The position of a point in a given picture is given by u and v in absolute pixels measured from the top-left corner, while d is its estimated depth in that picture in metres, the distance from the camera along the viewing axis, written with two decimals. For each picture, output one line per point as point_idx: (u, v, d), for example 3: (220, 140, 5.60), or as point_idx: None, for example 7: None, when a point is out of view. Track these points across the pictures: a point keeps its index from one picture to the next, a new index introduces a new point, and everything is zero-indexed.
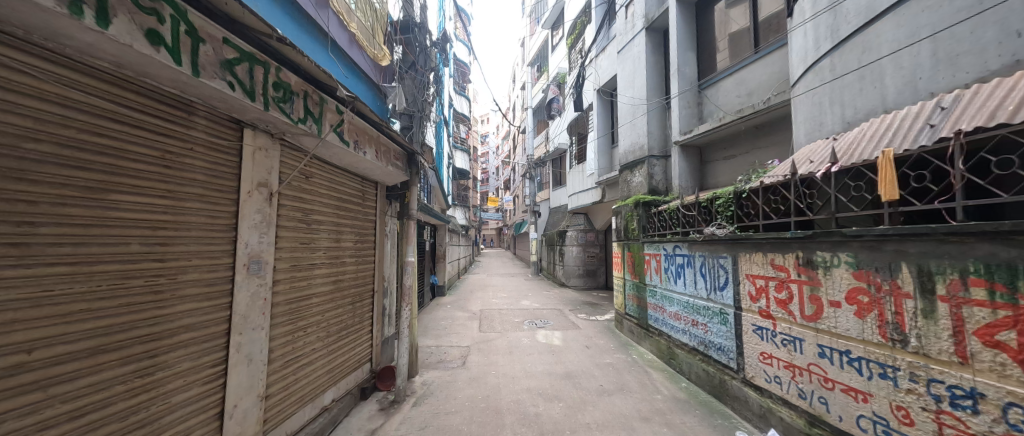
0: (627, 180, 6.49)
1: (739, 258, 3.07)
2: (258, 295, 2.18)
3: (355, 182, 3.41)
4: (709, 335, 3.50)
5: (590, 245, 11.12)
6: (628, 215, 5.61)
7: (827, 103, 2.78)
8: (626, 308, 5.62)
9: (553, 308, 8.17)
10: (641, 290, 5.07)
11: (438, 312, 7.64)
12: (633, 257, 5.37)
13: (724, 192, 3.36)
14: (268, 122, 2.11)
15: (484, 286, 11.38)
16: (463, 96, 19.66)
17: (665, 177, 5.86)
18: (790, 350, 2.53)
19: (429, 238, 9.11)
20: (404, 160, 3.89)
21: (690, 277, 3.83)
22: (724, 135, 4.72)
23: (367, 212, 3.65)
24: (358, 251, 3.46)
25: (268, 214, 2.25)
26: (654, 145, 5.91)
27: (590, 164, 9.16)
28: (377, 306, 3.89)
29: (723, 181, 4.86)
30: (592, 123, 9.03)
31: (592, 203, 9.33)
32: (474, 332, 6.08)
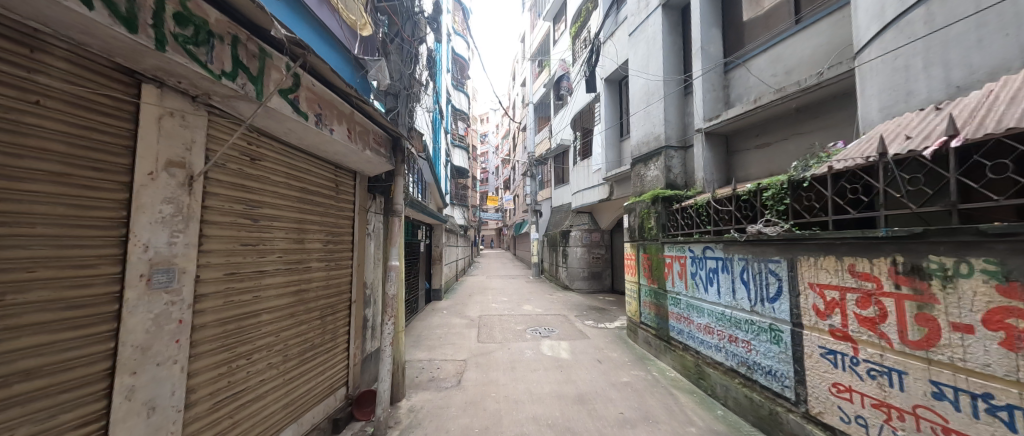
0: (640, 174, 5.86)
1: (798, 263, 2.47)
2: (168, 316, 1.57)
3: (325, 170, 2.80)
4: (753, 355, 2.89)
5: (595, 246, 10.53)
6: (644, 213, 4.99)
7: (918, 65, 2.19)
8: (642, 317, 5.01)
9: (558, 313, 7.56)
10: (661, 297, 4.46)
11: (432, 319, 7.02)
12: (651, 259, 4.77)
13: (773, 183, 2.75)
14: (179, 76, 1.50)
15: (483, 289, 10.75)
16: (461, 93, 19.06)
17: (685, 170, 5.25)
18: (882, 385, 1.93)
19: (424, 238, 8.49)
20: (387, 145, 3.28)
21: (726, 284, 3.23)
22: (758, 120, 4.11)
23: (341, 207, 3.04)
24: (329, 254, 2.85)
25: (185, 205, 1.64)
26: (672, 135, 5.30)
27: (597, 159, 8.55)
28: (356, 319, 3.28)
29: (755, 173, 4.26)
30: (599, 115, 8.42)
31: (598, 201, 8.72)
32: (471, 342, 5.47)
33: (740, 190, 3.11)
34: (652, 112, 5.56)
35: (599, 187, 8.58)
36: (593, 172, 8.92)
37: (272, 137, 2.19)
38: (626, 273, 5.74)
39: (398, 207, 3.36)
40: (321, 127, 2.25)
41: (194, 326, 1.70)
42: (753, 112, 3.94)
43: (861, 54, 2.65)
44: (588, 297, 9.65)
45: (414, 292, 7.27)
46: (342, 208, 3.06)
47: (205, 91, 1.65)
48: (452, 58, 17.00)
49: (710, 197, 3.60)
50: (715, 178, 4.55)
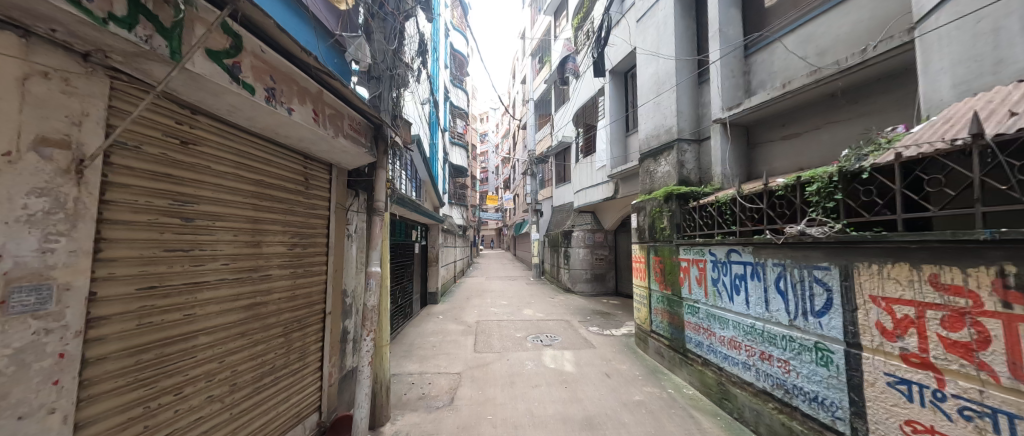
0: (649, 170, 5.44)
1: (854, 271, 2.06)
2: (43, 350, 1.12)
3: (291, 161, 2.39)
4: (793, 377, 2.48)
5: (598, 246, 10.12)
6: (655, 212, 4.57)
7: (1014, 26, 1.79)
8: (653, 325, 4.59)
9: (561, 319, 7.14)
10: (675, 305, 4.05)
11: (427, 325, 6.59)
12: (663, 263, 4.35)
13: (818, 175, 2.33)
14: (48, 21, 1.08)
15: (482, 292, 10.33)
16: (460, 90, 18.66)
17: (698, 165, 4.85)
18: (980, 429, 1.51)
19: (419, 239, 8.08)
20: (368, 134, 2.87)
21: (756, 294, 2.81)
22: (785, 108, 3.69)
23: (313, 204, 2.63)
24: (297, 259, 2.44)
25: (73, 197, 1.21)
26: (685, 126, 4.88)
27: (601, 155, 8.12)
28: (332, 334, 2.87)
29: (781, 167, 3.85)
30: (604, 109, 8.01)
31: (602, 200, 8.31)
32: (467, 352, 5.05)
33: (773, 184, 2.70)
34: (663, 103, 5.14)
35: (604, 185, 8.16)
36: (597, 170, 8.51)
37: (211, 116, 1.77)
38: (635, 276, 5.32)
39: (380, 204, 2.95)
40: (277, 105, 1.84)
41: (89, 359, 1.28)
42: (781, 99, 3.53)
43: (924, 23, 2.24)
44: (591, 300, 9.23)
45: (407, 296, 6.84)
46: (314, 206, 2.65)
47: (96, 46, 1.23)
48: (451, 55, 16.64)
49: (734, 193, 3.18)
50: (734, 172, 4.14)
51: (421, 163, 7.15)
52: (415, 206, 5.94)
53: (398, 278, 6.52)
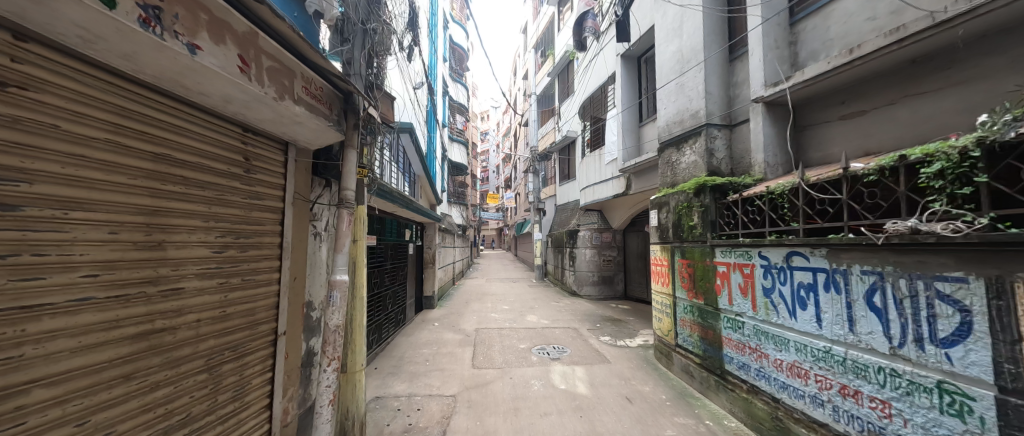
0: (670, 161, 4.80)
1: (1013, 286, 1.40)
2: None
3: (222, 133, 1.77)
4: (898, 425, 1.84)
5: (605, 247, 9.46)
6: (682, 208, 3.93)
7: None
8: (679, 338, 3.97)
9: (568, 326, 6.51)
10: (710, 317, 3.41)
11: (421, 334, 5.97)
12: (693, 267, 3.72)
13: (939, 152, 1.69)
14: None
15: (482, 295, 9.71)
16: (460, 86, 18.12)
17: (730, 154, 4.22)
18: None
19: (413, 239, 7.46)
20: (334, 104, 2.25)
21: (834, 309, 2.18)
22: (847, 80, 3.05)
23: (258, 193, 2.01)
24: (230, 266, 1.81)
25: None
26: (714, 109, 4.24)
27: (611, 148, 7.49)
28: (288, 360, 2.24)
29: (840, 152, 3.21)
30: (614, 98, 7.39)
31: (612, 196, 7.67)
32: (465, 368, 4.43)
33: (860, 168, 2.06)
34: (687, 83, 4.50)
35: (614, 180, 7.52)
36: (606, 164, 7.86)
37: (60, 51, 1.15)
38: (655, 281, 4.70)
39: (349, 192, 2.33)
40: (167, 36, 1.22)
41: None
42: (842, 70, 2.91)
43: None
44: (600, 305, 8.58)
45: (398, 302, 6.22)
46: (261, 195, 2.03)
47: None
48: (450, 48, 16.05)
49: (794, 182, 2.55)
50: (778, 160, 3.49)
51: (414, 155, 6.52)
52: (406, 202, 5.32)
53: (389, 282, 5.90)
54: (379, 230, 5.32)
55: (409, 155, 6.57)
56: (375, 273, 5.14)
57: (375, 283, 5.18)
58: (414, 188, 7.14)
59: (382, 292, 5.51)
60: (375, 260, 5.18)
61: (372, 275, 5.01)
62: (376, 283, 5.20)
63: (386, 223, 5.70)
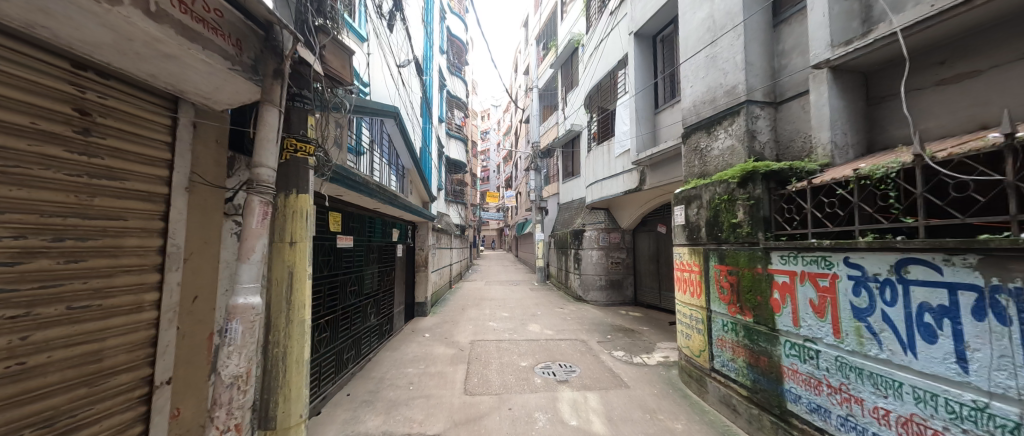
0: (699, 147, 4.06)
1: None
2: None
3: (17, 63, 1.04)
4: None
5: (613, 248, 8.73)
6: (720, 202, 3.19)
7: None
8: (716, 361, 3.24)
9: (575, 338, 5.77)
10: (763, 340, 2.68)
11: (408, 349, 5.24)
12: (736, 275, 2.98)
13: None
14: None
15: (479, 300, 8.97)
16: (459, 80, 17.43)
17: (774, 137, 3.51)
18: None
19: (403, 240, 6.73)
20: (243, 42, 1.53)
21: (992, 347, 1.43)
22: (951, 31, 2.29)
23: (113, 172, 1.29)
24: (36, 287, 1.08)
25: None
26: (756, 83, 3.50)
27: (622, 138, 6.75)
28: (178, 420, 1.52)
29: (935, 128, 2.46)
30: (626, 83, 6.66)
31: (623, 193, 6.93)
32: (455, 395, 3.70)
33: None
34: (720, 54, 3.76)
35: (625, 175, 6.79)
36: (616, 158, 7.13)
37: None
38: (681, 290, 3.97)
39: (267, 172, 1.60)
40: None
41: None
42: (962, 16, 2.10)
43: None
44: (608, 311, 7.84)
45: (382, 311, 5.50)
46: (119, 175, 1.31)
47: None
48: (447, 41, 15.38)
49: (906, 161, 1.80)
50: (848, 140, 2.75)
51: (402, 145, 5.80)
52: (390, 197, 4.61)
53: (371, 288, 5.18)
54: (357, 229, 4.59)
55: (397, 145, 5.85)
56: (352, 280, 4.42)
57: (353, 290, 4.46)
58: (403, 184, 6.43)
59: (363, 300, 4.80)
60: (353, 264, 4.46)
61: (349, 281, 4.29)
62: (354, 290, 4.48)
63: (367, 221, 4.96)
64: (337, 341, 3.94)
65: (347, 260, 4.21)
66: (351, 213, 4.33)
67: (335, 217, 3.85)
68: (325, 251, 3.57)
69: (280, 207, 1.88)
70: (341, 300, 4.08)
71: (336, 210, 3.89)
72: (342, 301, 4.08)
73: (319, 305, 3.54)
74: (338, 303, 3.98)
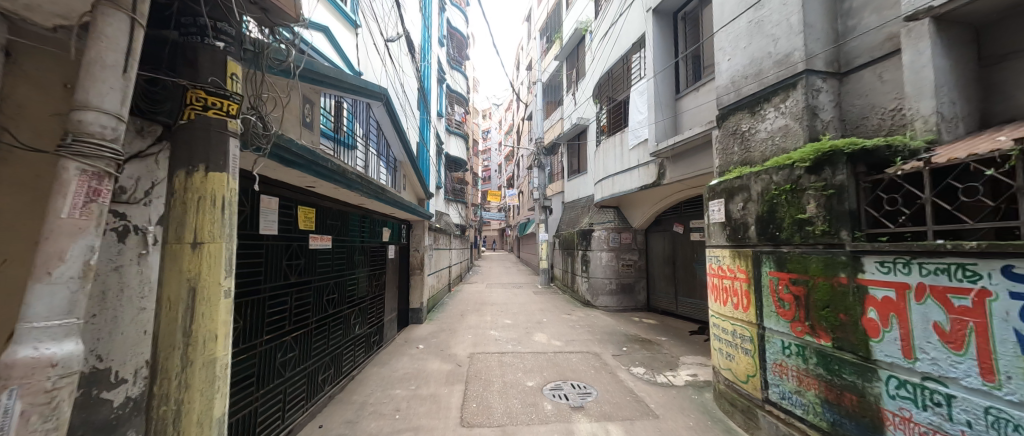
0: (738, 129, 3.43)
1: None
2: None
3: None
4: None
5: (624, 249, 8.10)
6: (778, 193, 2.57)
7: None
8: (772, 390, 2.61)
9: (586, 351, 5.13)
10: (850, 372, 2.04)
11: (398, 364, 4.62)
12: (804, 285, 2.34)
13: None
14: None
15: (480, 306, 8.33)
16: (460, 74, 16.83)
17: (838, 114, 2.87)
18: None
19: (395, 240, 6.11)
20: None
21: None
22: None
23: None
24: None
25: None
26: (817, 49, 2.86)
27: (637, 128, 6.12)
28: None
29: None
30: (642, 67, 6.03)
31: (637, 188, 6.29)
32: (449, 426, 3.07)
33: None
34: (769, 17, 3.12)
35: (640, 169, 6.13)
36: (629, 151, 6.47)
37: None
38: (718, 299, 3.34)
39: (100, 119, 1.00)
40: None
41: None
42: None
43: None
44: (620, 318, 7.19)
45: (369, 320, 4.88)
46: None
47: None
48: (447, 32, 14.73)
49: None
50: (958, 110, 2.11)
51: (393, 134, 5.18)
52: (377, 191, 4.01)
53: (358, 295, 4.59)
54: (338, 228, 3.98)
55: (387, 134, 5.21)
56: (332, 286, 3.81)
57: (333, 298, 3.86)
58: (396, 178, 5.78)
59: (347, 309, 4.19)
60: (334, 268, 3.86)
61: (326, 288, 3.68)
62: (335, 298, 3.87)
63: (351, 218, 4.37)
64: (312, 359, 3.34)
65: (323, 263, 3.60)
66: (329, 208, 3.73)
67: (308, 213, 3.26)
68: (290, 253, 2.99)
69: (179, 191, 1.27)
70: (317, 310, 3.48)
71: (309, 204, 3.30)
72: (317, 312, 3.47)
73: (285, 318, 2.95)
74: (312, 314, 3.37)
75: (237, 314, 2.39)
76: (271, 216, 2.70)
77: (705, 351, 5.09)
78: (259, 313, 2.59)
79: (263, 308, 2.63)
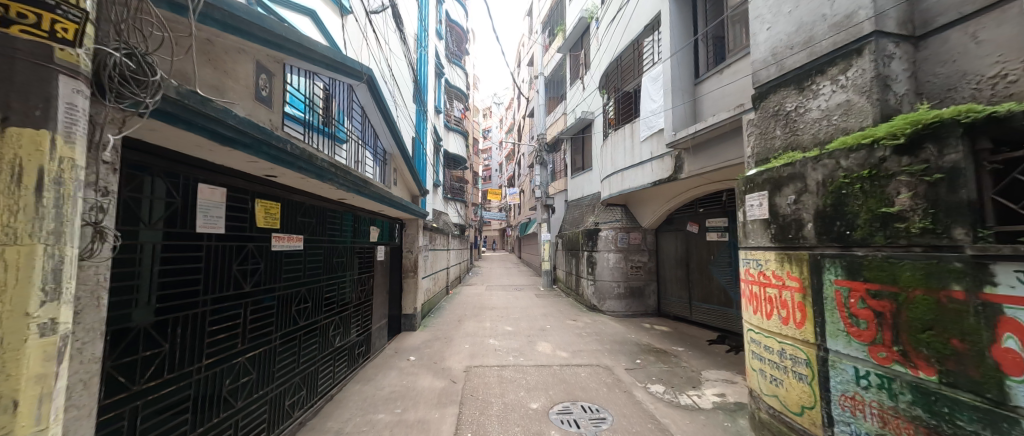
0: (782, 109, 2.89)
1: None
2: None
3: None
4: None
5: (633, 250, 7.56)
6: (848, 182, 2.05)
7: None
8: (839, 430, 2.09)
9: (596, 364, 4.60)
10: (974, 421, 1.50)
11: (385, 380, 4.09)
12: (894, 300, 1.80)
13: None
14: None
15: (479, 310, 7.80)
16: (460, 69, 16.34)
17: (914, 87, 2.34)
18: None
19: (385, 240, 5.58)
20: None
21: None
22: None
23: None
24: None
25: None
26: (889, 5, 2.32)
27: (650, 118, 5.58)
28: None
29: None
30: (657, 50, 5.50)
31: (650, 184, 5.76)
32: None
33: None
34: None
35: (654, 162, 5.58)
36: (641, 143, 5.93)
37: None
38: (758, 311, 2.81)
39: None
40: None
41: None
42: None
43: None
44: (629, 325, 6.65)
45: (353, 330, 4.36)
46: None
47: None
48: (446, 25, 14.21)
49: None
50: None
51: (381, 123, 4.66)
52: (358, 184, 3.48)
53: (340, 302, 4.07)
54: (313, 226, 3.46)
55: (374, 123, 4.68)
56: (305, 294, 3.33)
57: (306, 308, 3.36)
58: (386, 172, 5.25)
59: (325, 319, 3.70)
60: (307, 273, 3.37)
61: (296, 296, 3.19)
62: (308, 308, 3.38)
63: (332, 216, 3.87)
64: (275, 381, 2.87)
65: (291, 267, 3.11)
66: (301, 204, 3.24)
67: (272, 209, 2.79)
68: (241, 256, 2.50)
69: None
70: (283, 323, 2.99)
71: (273, 198, 2.81)
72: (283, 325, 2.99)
73: (236, 335, 2.48)
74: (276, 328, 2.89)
75: (161, 336, 1.93)
76: (218, 211, 2.23)
77: (729, 364, 4.54)
78: (195, 332, 2.13)
79: (201, 325, 2.17)
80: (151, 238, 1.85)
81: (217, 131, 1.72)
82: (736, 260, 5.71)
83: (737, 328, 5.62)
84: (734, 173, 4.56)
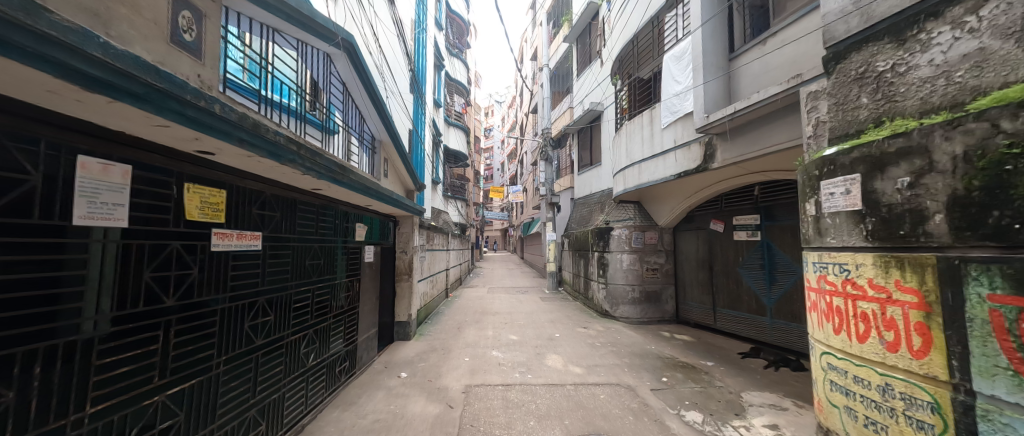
0: (871, 71, 2.39)
1: None
2: None
3: None
4: None
5: (649, 251, 6.91)
6: (1019, 152, 1.62)
7: None
8: None
9: (616, 382, 3.94)
10: None
11: (369, 405, 3.45)
12: None
13: None
14: None
15: (480, 316, 7.17)
16: (461, 62, 15.68)
17: None
18: None
19: (374, 239, 4.94)
20: None
21: None
22: None
23: None
24: None
25: None
26: None
27: (674, 101, 4.92)
28: None
29: None
30: (683, 24, 4.85)
31: (672, 176, 5.11)
32: None
33: None
34: None
35: (678, 151, 4.93)
36: (662, 130, 5.26)
37: None
38: (853, 333, 2.43)
39: None
40: None
41: None
42: None
43: None
44: (646, 334, 5.99)
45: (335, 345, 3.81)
46: None
47: None
48: (445, 14, 13.52)
49: None
50: None
51: (369, 104, 4.03)
52: (333, 171, 2.83)
53: (314, 315, 3.53)
54: (269, 220, 2.97)
55: (359, 103, 4.03)
56: (263, 305, 2.90)
57: (267, 322, 2.95)
58: (375, 161, 4.59)
59: (292, 334, 3.21)
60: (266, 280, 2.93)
61: (249, 308, 2.76)
62: (270, 321, 2.96)
63: (306, 212, 3.43)
64: (218, 414, 2.44)
65: (240, 272, 2.67)
66: (257, 194, 2.82)
67: (210, 199, 2.40)
68: (152, 263, 2.06)
69: None
70: (229, 343, 2.57)
71: None
72: (229, 347, 2.56)
73: (152, 365, 2.05)
74: (216, 349, 2.47)
75: (23, 375, 1.49)
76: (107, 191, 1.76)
77: (772, 385, 3.89)
78: (79, 371, 1.70)
79: (88, 360, 1.73)
80: (56, 237, 1.60)
81: (76, 68, 1.09)
82: (771, 263, 5.08)
83: (772, 340, 4.97)
84: (776, 161, 3.93)
